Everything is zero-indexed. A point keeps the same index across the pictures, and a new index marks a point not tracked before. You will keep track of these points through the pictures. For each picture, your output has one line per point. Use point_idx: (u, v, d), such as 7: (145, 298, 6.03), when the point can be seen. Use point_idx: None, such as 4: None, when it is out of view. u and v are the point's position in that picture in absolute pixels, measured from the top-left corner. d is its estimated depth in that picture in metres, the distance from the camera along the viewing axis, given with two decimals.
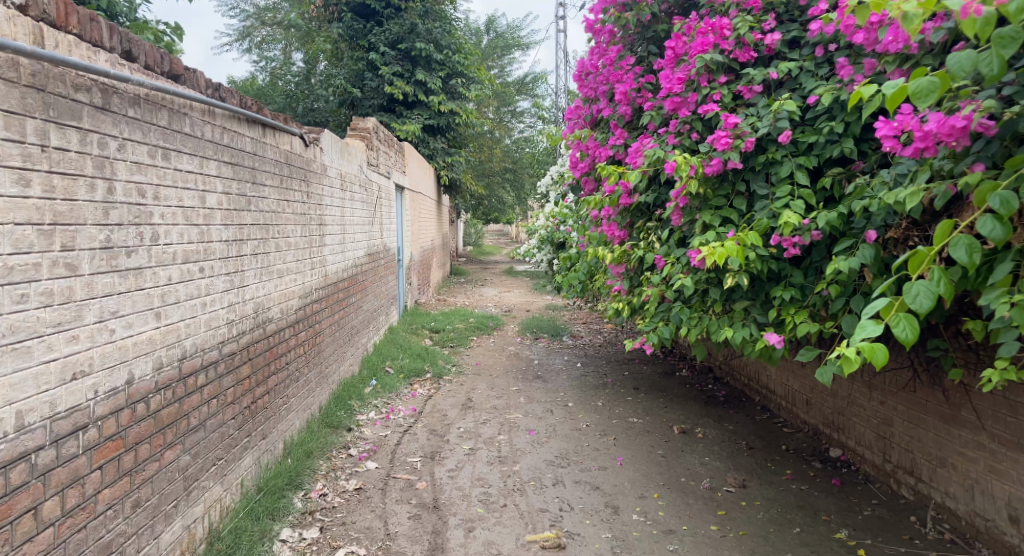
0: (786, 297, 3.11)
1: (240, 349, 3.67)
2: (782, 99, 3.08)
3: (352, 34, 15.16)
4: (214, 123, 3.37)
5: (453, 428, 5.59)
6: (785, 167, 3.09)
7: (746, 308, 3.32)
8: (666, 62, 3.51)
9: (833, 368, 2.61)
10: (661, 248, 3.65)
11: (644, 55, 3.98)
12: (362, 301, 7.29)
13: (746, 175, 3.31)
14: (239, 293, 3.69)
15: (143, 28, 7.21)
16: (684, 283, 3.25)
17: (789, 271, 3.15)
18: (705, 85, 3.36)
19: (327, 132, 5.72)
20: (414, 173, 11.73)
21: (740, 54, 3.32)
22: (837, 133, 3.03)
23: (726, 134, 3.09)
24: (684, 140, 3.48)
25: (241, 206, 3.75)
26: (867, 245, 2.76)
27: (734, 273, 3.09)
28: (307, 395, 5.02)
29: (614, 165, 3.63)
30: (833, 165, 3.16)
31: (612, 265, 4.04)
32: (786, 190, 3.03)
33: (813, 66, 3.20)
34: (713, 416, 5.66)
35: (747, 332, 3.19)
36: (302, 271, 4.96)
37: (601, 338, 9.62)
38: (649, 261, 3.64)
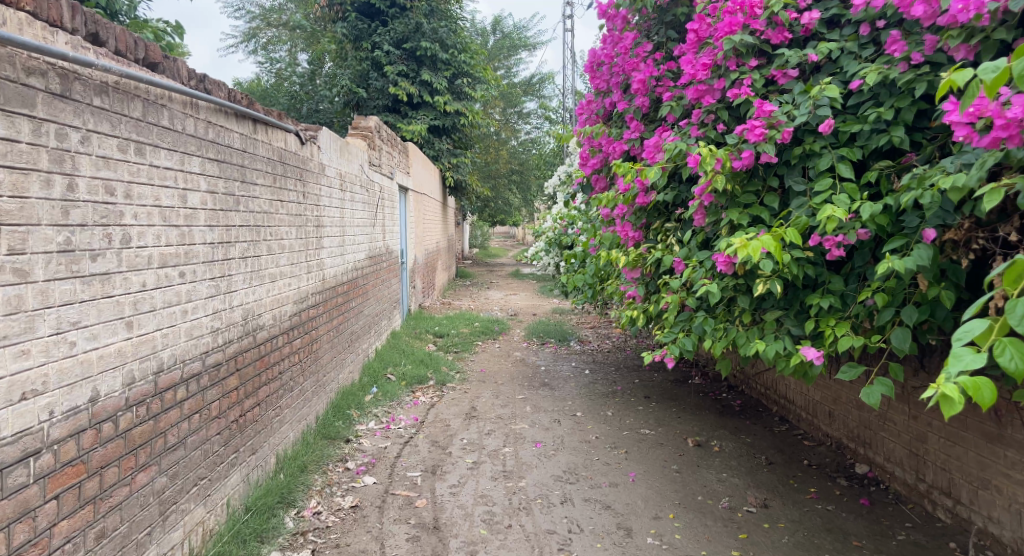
0: (825, 306, 2.85)
1: (227, 359, 3.42)
2: (821, 84, 2.82)
3: (357, 34, 14.95)
4: (197, 117, 3.13)
5: (456, 439, 5.34)
6: (825, 159, 2.84)
7: (778, 318, 3.06)
8: (689, 46, 3.28)
9: (880, 389, 2.64)
10: (682, 251, 3.40)
11: (662, 40, 3.73)
12: (363, 306, 7.05)
13: (779, 170, 3.06)
14: (226, 299, 3.45)
15: (142, 26, 7.04)
16: (710, 290, 2.99)
17: (828, 277, 2.90)
18: (734, 70, 3.12)
19: (325, 129, 5.49)
20: (418, 174, 11.51)
21: (772, 35, 3.07)
22: (885, 122, 2.78)
23: (759, 124, 2.87)
24: (709, 132, 3.27)
25: (229, 206, 3.51)
26: (925, 245, 2.51)
27: (765, 279, 2.83)
28: (302, 405, 4.78)
29: (628, 163, 3.42)
30: (879, 159, 2.91)
31: (626, 270, 3.78)
32: (828, 184, 2.78)
33: (856, 47, 2.94)
34: (730, 427, 5.39)
35: (781, 346, 2.92)
36: (297, 275, 4.72)
37: (610, 343, 9.35)
38: (668, 265, 3.38)
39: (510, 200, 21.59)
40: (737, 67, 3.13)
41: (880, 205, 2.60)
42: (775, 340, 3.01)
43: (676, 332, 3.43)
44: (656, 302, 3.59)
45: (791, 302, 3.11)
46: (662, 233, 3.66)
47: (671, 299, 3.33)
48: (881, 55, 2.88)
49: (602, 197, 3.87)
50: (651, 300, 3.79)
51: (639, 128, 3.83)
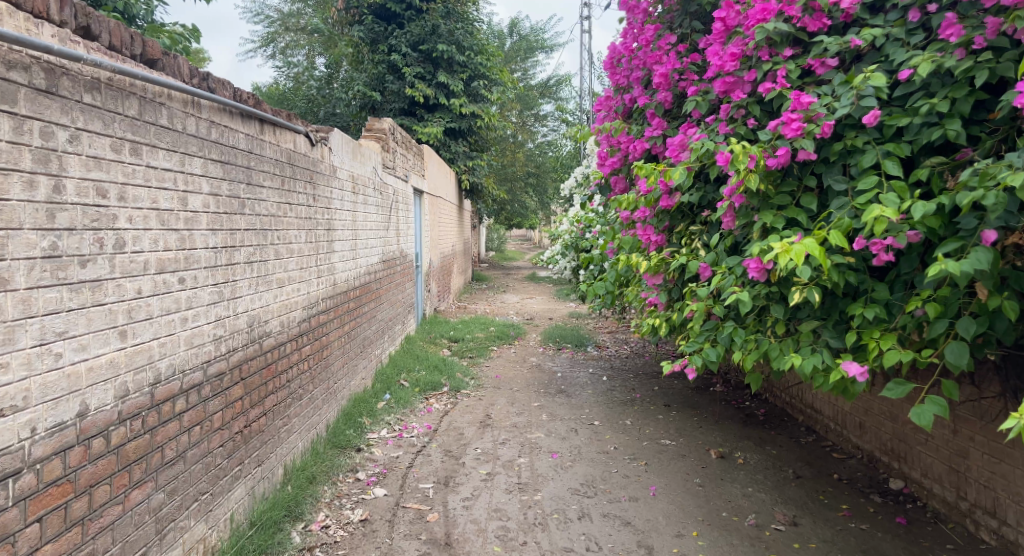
0: (869, 317, 2.65)
1: (231, 368, 3.30)
2: (865, 73, 2.64)
3: (374, 37, 14.89)
4: (200, 116, 3.01)
5: (470, 449, 5.19)
6: (869, 155, 2.65)
7: (815, 330, 2.87)
8: (716, 35, 3.13)
9: (934, 410, 2.49)
10: (709, 255, 3.23)
11: (686, 31, 3.57)
12: (376, 310, 6.92)
13: (818, 168, 2.88)
14: (229, 306, 3.32)
15: (157, 29, 7.00)
16: (740, 299, 2.81)
17: (872, 285, 2.71)
18: (768, 60, 2.98)
19: (336, 130, 5.37)
20: (433, 177, 11.39)
21: (808, 22, 2.87)
22: (937, 115, 2.58)
23: (797, 118, 2.70)
24: (739, 127, 3.09)
25: (233, 209, 3.39)
26: (984, 248, 2.31)
27: (802, 287, 2.65)
28: (311, 414, 4.65)
29: (650, 162, 3.27)
30: (929, 156, 2.71)
31: (647, 277, 3.58)
32: (874, 181, 2.59)
33: (903, 33, 2.74)
34: (754, 438, 5.19)
35: (819, 360, 2.72)
36: (306, 280, 4.60)
37: (628, 349, 9.15)
38: (694, 271, 3.21)
39: (526, 204, 21.42)
40: (769, 57, 3.00)
41: (934, 204, 2.40)
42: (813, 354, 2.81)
43: (701, 342, 3.25)
44: (680, 310, 3.41)
45: (829, 311, 2.92)
46: (689, 237, 3.49)
47: (697, 306, 3.15)
48: (931, 41, 2.68)
49: (621, 199, 3.71)
50: (674, 307, 3.61)
51: (662, 126, 3.65)
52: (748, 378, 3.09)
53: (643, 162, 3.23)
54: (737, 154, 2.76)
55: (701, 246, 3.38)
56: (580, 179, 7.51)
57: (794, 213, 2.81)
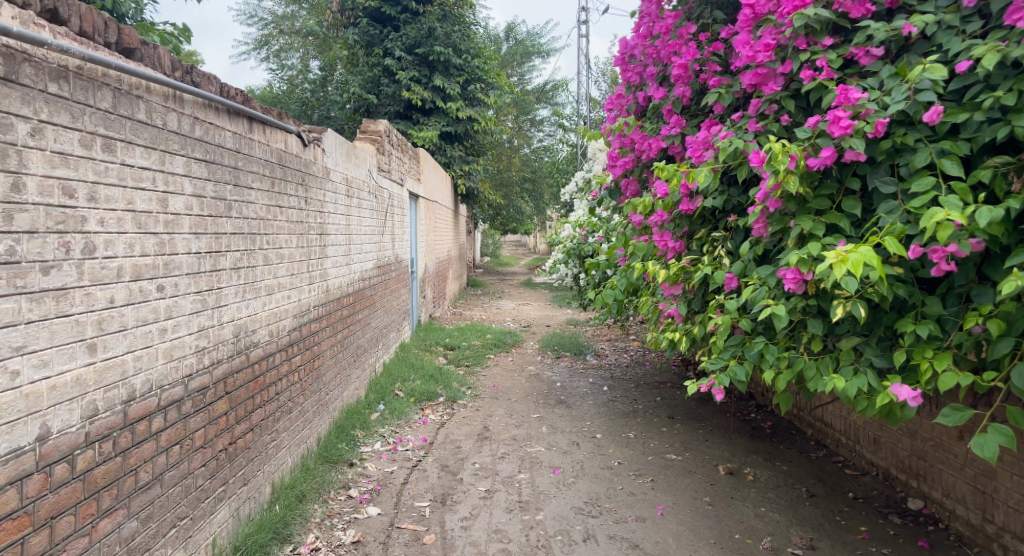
0: (923, 335, 2.48)
1: (214, 382, 3.08)
2: (920, 64, 2.47)
3: (369, 40, 14.71)
4: (182, 112, 2.80)
5: (467, 464, 4.98)
6: (923, 155, 2.48)
7: (857, 348, 2.69)
8: (743, 25, 2.97)
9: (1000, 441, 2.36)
10: (736, 265, 3.05)
11: (707, 21, 3.39)
12: (370, 318, 6.71)
13: (862, 170, 2.70)
14: (214, 315, 3.11)
15: (148, 29, 6.79)
16: (776, 314, 2.63)
17: (923, 299, 2.54)
18: (806, 50, 2.78)
19: (329, 131, 5.16)
20: (428, 181, 11.20)
21: (852, 8, 2.68)
22: (1000, 110, 2.41)
23: (846, 116, 2.52)
24: (771, 124, 2.94)
25: (218, 211, 3.18)
26: None
27: (845, 300, 2.48)
28: (302, 427, 4.43)
29: (673, 164, 3.09)
30: (987, 154, 2.54)
31: (665, 286, 3.37)
32: (930, 183, 2.42)
33: (957, 21, 2.57)
34: (763, 453, 4.99)
35: (866, 383, 2.54)
36: (297, 287, 4.38)
37: (628, 357, 8.95)
38: (720, 282, 3.02)
39: (522, 209, 21.23)
40: (807, 46, 2.80)
41: (1000, 209, 2.23)
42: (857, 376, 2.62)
43: (726, 358, 3.05)
44: (701, 323, 3.21)
45: (872, 328, 2.73)
46: (710, 245, 3.30)
47: (722, 321, 2.95)
48: (989, 29, 2.50)
49: (636, 203, 3.51)
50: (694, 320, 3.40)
51: (679, 124, 3.47)
52: (780, 399, 2.90)
53: (666, 162, 3.07)
54: (776, 154, 2.58)
55: (724, 255, 3.19)
56: (581, 184, 7.31)
57: (835, 219, 2.62)
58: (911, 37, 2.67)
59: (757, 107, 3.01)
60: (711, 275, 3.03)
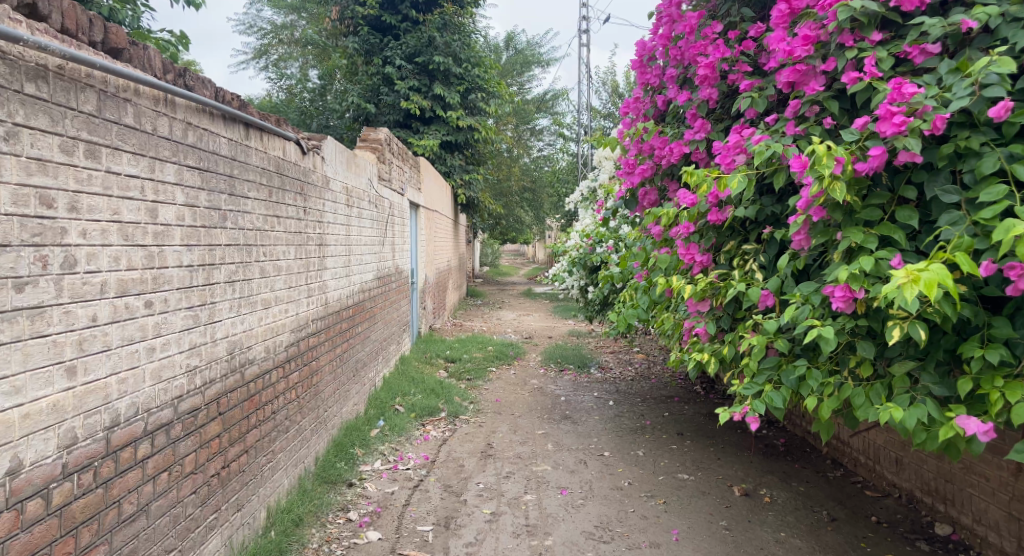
0: (993, 361, 2.30)
1: (207, 403, 2.90)
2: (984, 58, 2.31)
3: (369, 49, 14.62)
4: (173, 117, 2.64)
5: (471, 484, 4.80)
6: (991, 159, 2.31)
7: (913, 373, 2.52)
8: (779, 20, 2.84)
9: None
10: (772, 281, 2.88)
11: (735, 18, 3.25)
12: (370, 330, 6.53)
13: (920, 177, 2.53)
14: (207, 332, 2.93)
15: (147, 37, 6.62)
16: (825, 336, 2.47)
17: (991, 320, 2.37)
18: (852, 46, 2.64)
19: (330, 139, 5.00)
20: (429, 190, 11.06)
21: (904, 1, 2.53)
22: None
23: (899, 112, 2.36)
24: (813, 127, 2.78)
25: (212, 221, 3.01)
26: None
27: (902, 321, 2.32)
28: (299, 447, 4.25)
29: (703, 169, 2.91)
30: None
31: (691, 303, 3.20)
32: (1001, 191, 2.24)
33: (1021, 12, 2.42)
34: (778, 473, 4.83)
35: (926, 415, 2.37)
36: (295, 300, 4.21)
37: (632, 370, 8.77)
38: (754, 298, 2.85)
39: (522, 218, 21.09)
40: (854, 43, 2.65)
41: None
42: (915, 405, 2.45)
43: (762, 382, 2.93)
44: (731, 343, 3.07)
45: (929, 352, 2.56)
46: (740, 257, 3.13)
47: (757, 341, 2.81)
48: None
49: (659, 212, 3.34)
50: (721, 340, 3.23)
51: (705, 128, 3.29)
52: (824, 428, 2.72)
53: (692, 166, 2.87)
54: (822, 156, 2.41)
55: (755, 269, 3.01)
56: (586, 193, 7.16)
57: (888, 230, 2.47)
58: (971, 31, 2.51)
59: (797, 109, 2.84)
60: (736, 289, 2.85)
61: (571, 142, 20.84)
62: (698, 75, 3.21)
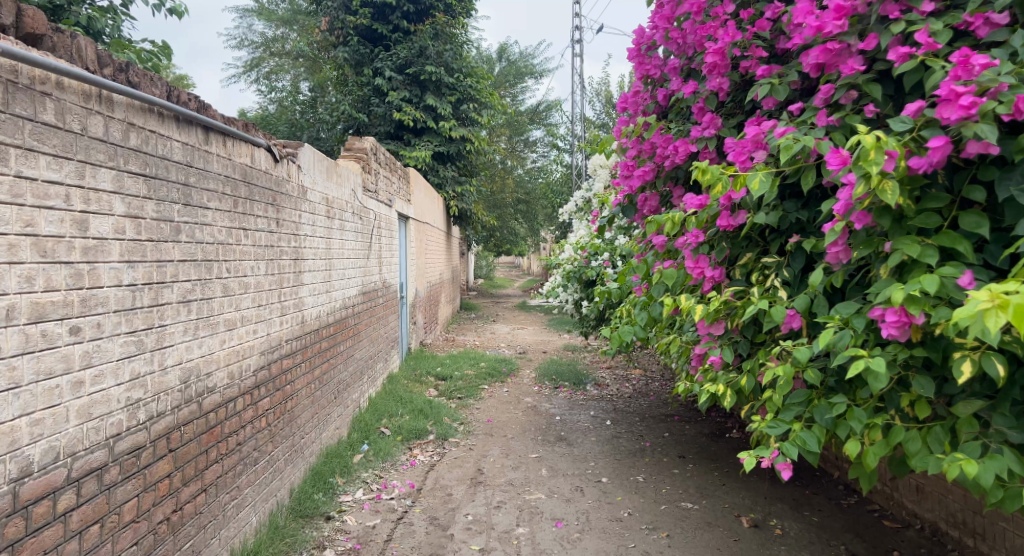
0: None
1: (154, 440, 2.57)
2: None
3: (359, 59, 14.33)
4: (110, 116, 2.33)
5: (459, 516, 4.46)
6: None
7: (980, 416, 2.22)
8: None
9: None
10: (799, 299, 2.56)
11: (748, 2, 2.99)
12: (354, 348, 6.19)
13: (985, 172, 2.24)
14: (155, 359, 2.60)
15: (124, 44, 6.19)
16: (877, 370, 2.14)
17: None
18: (898, 19, 2.36)
19: (307, 146, 4.71)
20: (419, 202, 10.74)
21: None
22: None
23: (969, 92, 2.06)
24: (852, 116, 2.50)
25: (162, 234, 2.69)
26: None
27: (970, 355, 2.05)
28: (271, 480, 3.91)
29: (717, 166, 2.61)
30: None
31: (702, 324, 2.86)
32: None
33: None
34: (789, 500, 4.52)
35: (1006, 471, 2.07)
36: (266, 320, 3.87)
37: (630, 387, 8.44)
38: (779, 320, 2.51)
39: (516, 230, 20.78)
40: (900, 13, 2.38)
41: None
42: (987, 455, 2.15)
43: (789, 421, 2.61)
44: (750, 373, 2.75)
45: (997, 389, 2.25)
46: (759, 272, 2.82)
47: (784, 374, 2.50)
48: None
49: (661, 220, 3.01)
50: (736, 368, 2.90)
51: (714, 123, 3.03)
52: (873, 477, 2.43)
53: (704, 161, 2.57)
54: (867, 149, 2.10)
55: (776, 287, 2.68)
56: (581, 204, 6.85)
57: (950, 241, 2.16)
58: None
59: (830, 94, 2.56)
60: (754, 310, 2.51)
61: (565, 153, 20.59)
62: (707, 62, 2.96)
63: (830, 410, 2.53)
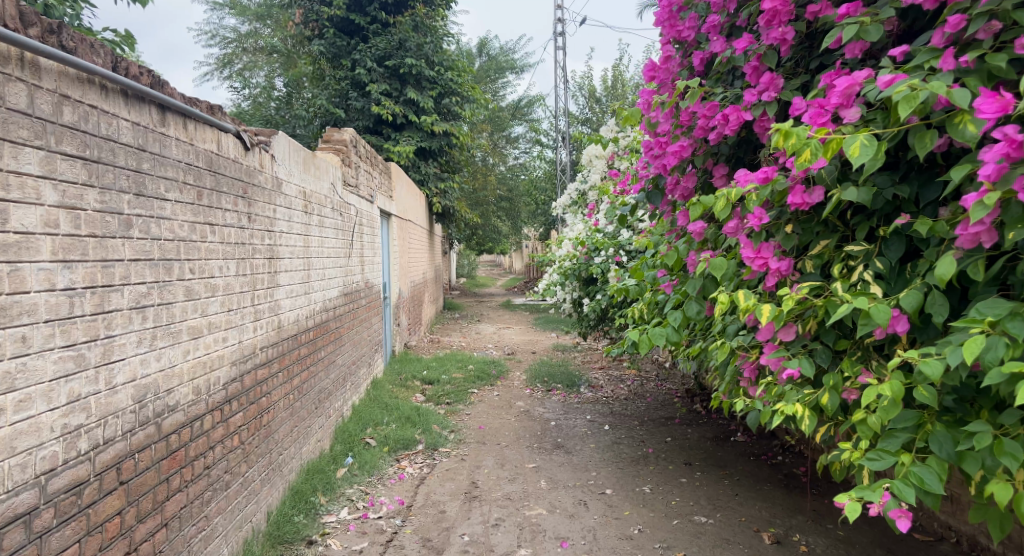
0: None
1: (98, 474, 2.18)
2: None
3: (336, 52, 13.86)
4: (32, 84, 1.97)
5: (454, 537, 4.08)
6: None
7: None
8: None
9: None
10: (908, 295, 2.02)
11: None
12: (335, 354, 5.78)
13: None
14: (100, 378, 2.20)
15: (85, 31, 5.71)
16: None
17: None
18: None
19: (282, 134, 4.29)
20: (401, 199, 10.34)
21: None
22: None
23: None
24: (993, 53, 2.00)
25: (107, 228, 2.27)
26: None
27: None
28: (246, 505, 3.51)
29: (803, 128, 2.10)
30: None
31: (773, 330, 2.31)
32: None
33: None
34: (809, 512, 4.20)
35: None
36: (237, 327, 3.45)
37: (625, 388, 8.12)
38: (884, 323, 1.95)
39: (499, 228, 20.41)
40: None
41: None
42: None
43: (895, 452, 2.08)
44: (833, 389, 2.23)
45: None
46: (842, 264, 2.29)
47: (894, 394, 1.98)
48: None
49: (709, 202, 2.44)
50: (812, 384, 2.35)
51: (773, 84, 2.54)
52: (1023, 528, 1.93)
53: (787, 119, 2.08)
54: None
55: (866, 281, 2.17)
56: (575, 197, 6.50)
57: None
58: None
59: (959, 25, 2.04)
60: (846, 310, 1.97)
61: (548, 149, 20.26)
62: (764, 10, 2.48)
63: (954, 440, 2.03)
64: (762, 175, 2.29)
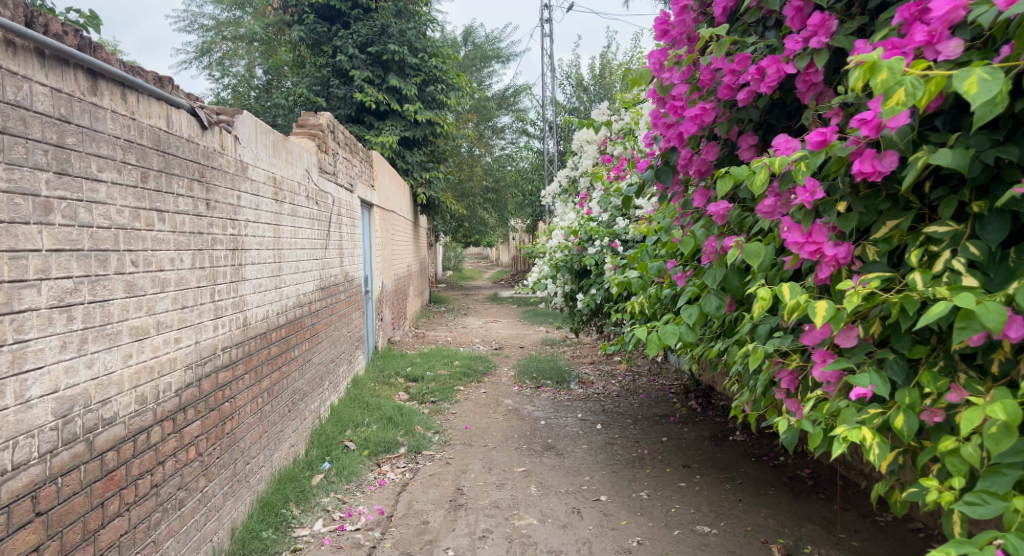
0: None
1: (6, 505, 1.91)
2: None
3: (316, 39, 13.41)
4: None
5: (437, 552, 3.76)
6: None
7: None
8: None
9: None
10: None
11: None
12: (311, 352, 5.42)
13: None
14: (7, 392, 1.93)
15: None
16: None
17: None
18: None
19: (246, 114, 3.91)
20: (384, 189, 9.97)
21: None
22: None
23: None
24: None
25: (18, 212, 2.00)
26: None
27: None
28: (207, 523, 3.17)
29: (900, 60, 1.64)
30: None
31: (832, 333, 1.98)
32: None
33: None
34: (819, 521, 3.92)
35: None
36: (192, 326, 3.08)
37: (617, 384, 7.81)
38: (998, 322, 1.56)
39: (486, 220, 20.04)
40: None
41: None
42: None
43: (1003, 496, 1.65)
44: (909, 409, 1.85)
45: None
46: (926, 255, 1.92)
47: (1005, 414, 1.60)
48: None
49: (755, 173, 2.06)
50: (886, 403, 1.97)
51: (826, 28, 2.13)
52: None
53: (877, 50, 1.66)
54: None
55: (954, 273, 1.80)
56: (565, 185, 6.17)
57: None
58: None
59: None
60: (945, 310, 1.57)
61: (534, 139, 19.89)
62: None
63: None
64: (821, 138, 1.95)
